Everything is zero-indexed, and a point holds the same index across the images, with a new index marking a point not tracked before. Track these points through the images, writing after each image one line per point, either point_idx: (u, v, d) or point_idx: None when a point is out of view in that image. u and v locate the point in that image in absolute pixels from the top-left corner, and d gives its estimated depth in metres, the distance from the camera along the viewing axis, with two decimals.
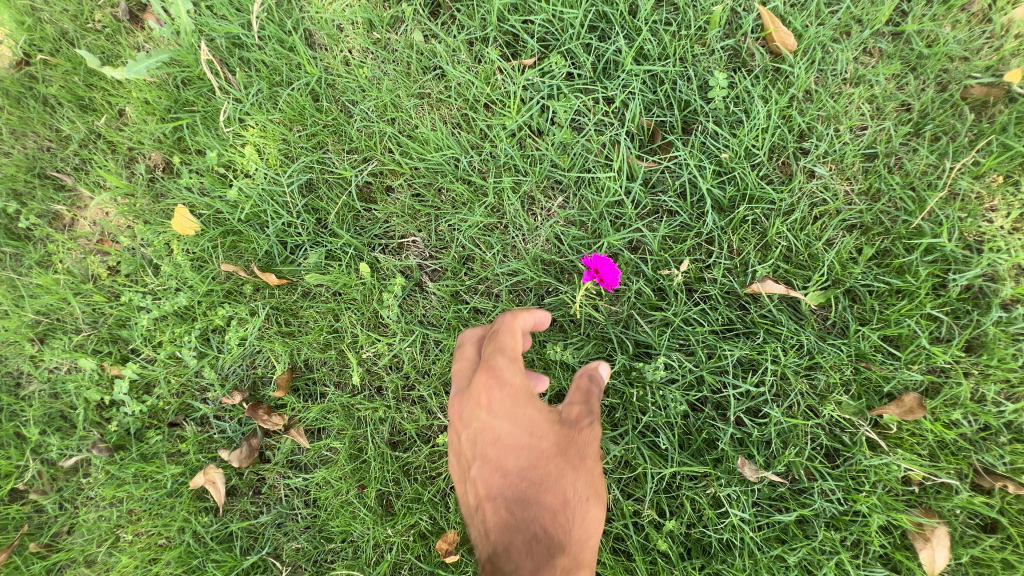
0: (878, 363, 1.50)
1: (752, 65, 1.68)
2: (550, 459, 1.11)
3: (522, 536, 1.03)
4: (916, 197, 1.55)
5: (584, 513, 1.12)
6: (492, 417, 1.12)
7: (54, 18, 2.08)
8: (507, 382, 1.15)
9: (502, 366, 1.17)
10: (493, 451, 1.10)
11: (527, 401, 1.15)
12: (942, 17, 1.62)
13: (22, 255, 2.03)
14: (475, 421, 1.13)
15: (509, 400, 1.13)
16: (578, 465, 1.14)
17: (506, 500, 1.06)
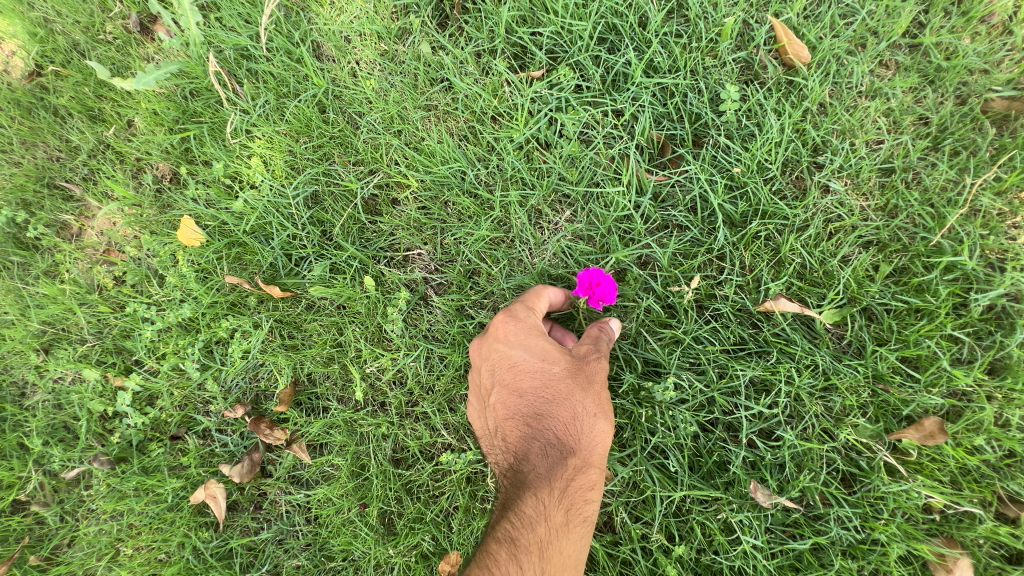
0: (897, 385, 1.45)
1: (765, 77, 1.65)
2: (560, 381, 1.35)
3: (538, 443, 1.35)
4: (936, 214, 1.51)
5: (595, 426, 1.33)
6: (509, 350, 1.40)
7: (66, 30, 2.11)
8: (520, 321, 1.40)
9: (518, 310, 1.43)
10: (512, 376, 1.40)
11: (538, 335, 1.38)
12: (961, 29, 1.59)
13: (29, 265, 2.04)
14: (497, 354, 1.42)
15: (522, 335, 1.39)
16: (586, 387, 1.33)
17: (525, 415, 1.37)
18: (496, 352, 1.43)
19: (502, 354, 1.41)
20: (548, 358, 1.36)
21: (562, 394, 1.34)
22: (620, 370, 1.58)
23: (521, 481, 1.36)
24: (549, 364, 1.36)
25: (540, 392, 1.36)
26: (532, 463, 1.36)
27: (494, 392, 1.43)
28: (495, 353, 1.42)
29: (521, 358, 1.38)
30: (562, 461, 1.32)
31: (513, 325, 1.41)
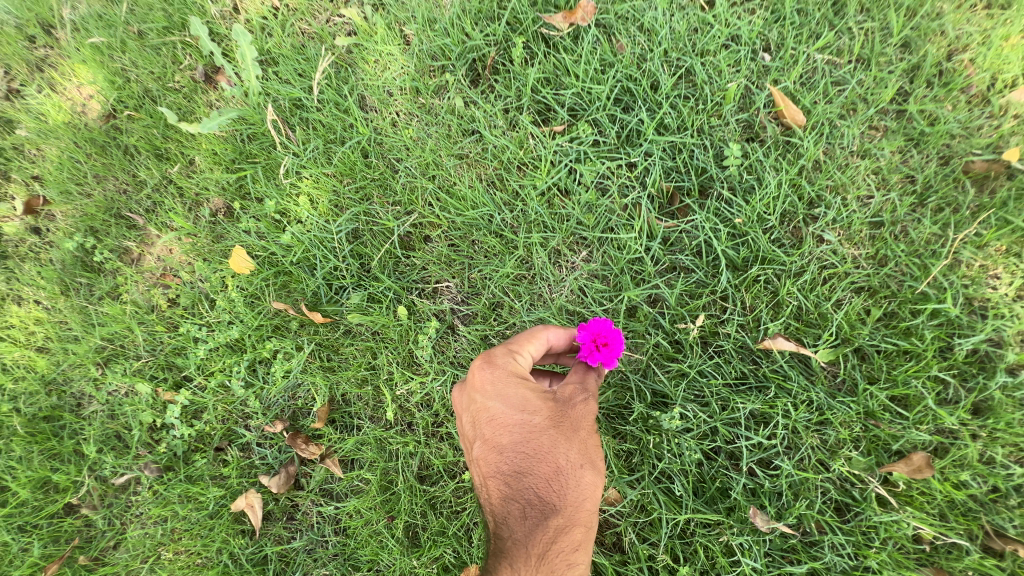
0: (888, 422, 1.57)
1: (765, 136, 1.84)
2: (542, 431, 1.33)
3: (519, 504, 1.33)
4: (922, 264, 1.65)
5: (578, 478, 1.32)
6: (488, 401, 1.40)
7: (140, 79, 2.39)
8: (500, 369, 1.41)
9: (499, 357, 1.45)
10: (491, 428, 1.38)
11: (517, 384, 1.38)
12: (942, 99, 1.79)
13: (94, 286, 2.28)
14: (476, 405, 1.42)
15: (500, 385, 1.39)
16: (569, 437, 1.33)
17: (505, 473, 1.35)
18: (475, 403, 1.43)
19: (480, 405, 1.41)
20: (529, 408, 1.35)
21: (543, 447, 1.33)
22: (630, 399, 1.72)
23: (501, 545, 1.35)
24: (529, 414, 1.35)
25: (520, 445, 1.34)
26: (512, 525, 1.33)
27: (475, 445, 1.41)
28: (474, 404, 1.42)
29: (500, 410, 1.38)
30: (544, 521, 1.30)
31: (492, 374, 1.41)
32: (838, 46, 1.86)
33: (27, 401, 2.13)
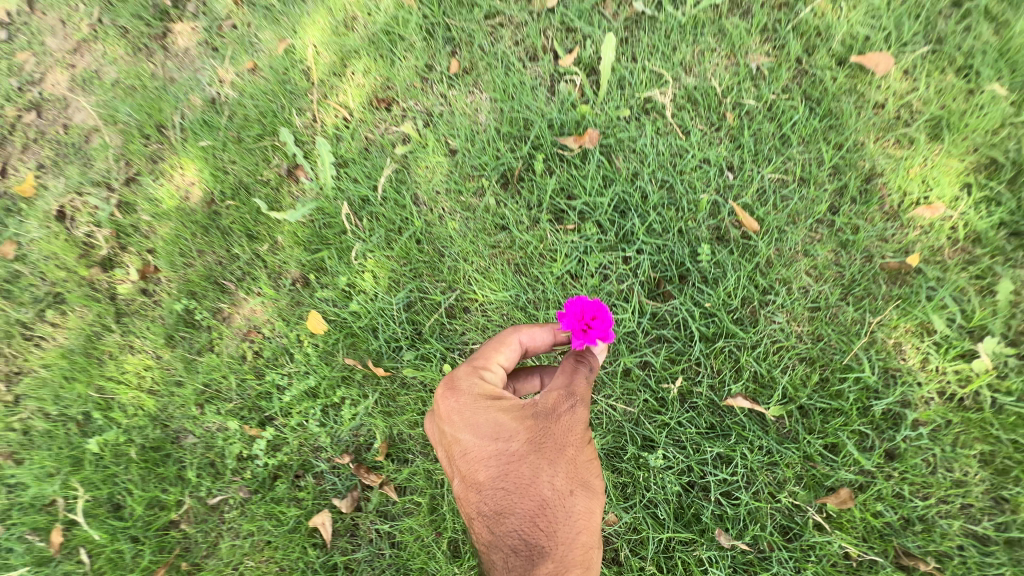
0: (822, 464, 2.06)
1: (729, 238, 2.40)
2: (524, 459, 1.56)
3: (514, 530, 1.53)
4: (848, 341, 2.18)
5: (565, 498, 1.54)
6: (470, 433, 1.64)
7: (237, 173, 3.00)
8: (475, 403, 1.66)
9: (475, 390, 1.70)
10: (478, 459, 1.61)
11: (495, 412, 1.63)
12: (863, 213, 2.35)
13: (193, 339, 2.82)
14: (451, 438, 1.69)
15: (478, 416, 1.64)
16: (551, 461, 1.55)
17: (496, 503, 1.57)
18: (458, 436, 1.68)
19: (460, 436, 1.67)
20: (502, 436, 1.59)
21: (521, 475, 1.56)
22: (625, 442, 2.21)
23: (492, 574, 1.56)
24: (504, 441, 1.59)
25: (498, 474, 1.58)
26: (510, 551, 1.53)
27: (468, 478, 1.64)
28: (449, 437, 1.69)
29: (481, 439, 1.62)
30: (538, 541, 1.51)
31: (469, 408, 1.67)
32: (784, 169, 2.45)
33: (139, 433, 2.67)
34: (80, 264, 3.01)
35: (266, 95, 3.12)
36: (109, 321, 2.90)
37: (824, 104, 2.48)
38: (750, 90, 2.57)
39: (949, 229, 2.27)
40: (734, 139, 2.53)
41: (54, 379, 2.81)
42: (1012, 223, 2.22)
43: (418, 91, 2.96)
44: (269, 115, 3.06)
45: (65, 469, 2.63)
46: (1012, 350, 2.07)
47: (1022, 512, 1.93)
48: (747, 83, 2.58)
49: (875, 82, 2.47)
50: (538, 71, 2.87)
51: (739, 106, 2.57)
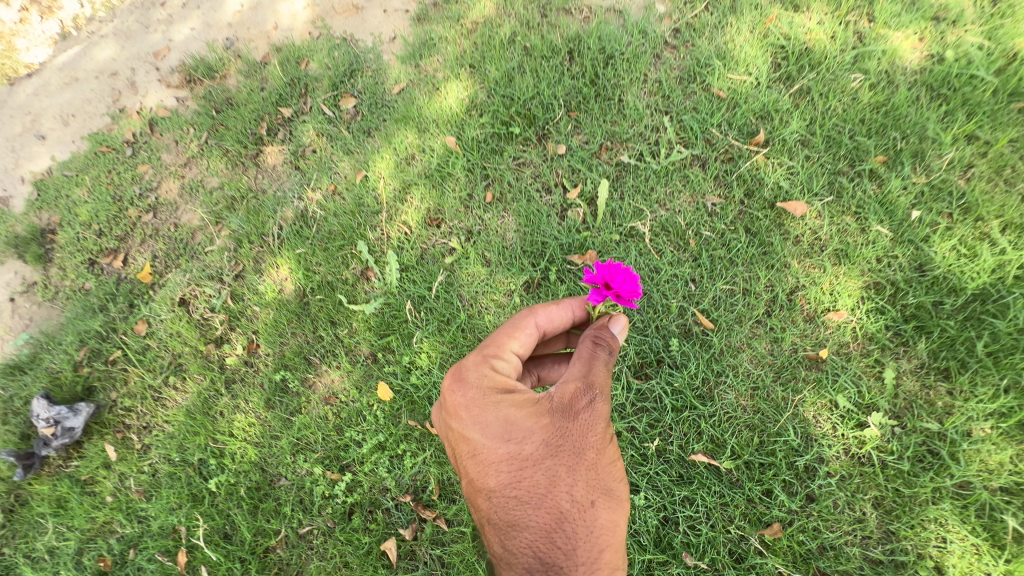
0: (760, 504, 2.86)
1: (694, 332, 3.27)
2: (547, 460, 2.05)
3: (538, 523, 1.98)
4: (779, 413, 3.01)
5: (579, 498, 2.01)
6: (497, 435, 2.13)
7: (323, 273, 3.96)
8: (502, 411, 2.17)
9: (500, 400, 2.20)
10: (505, 460, 2.09)
11: (519, 419, 2.13)
12: (790, 316, 3.24)
13: (286, 402, 3.66)
14: (471, 434, 2.19)
15: (505, 422, 2.15)
16: (567, 464, 2.04)
17: (522, 499, 2.03)
18: (486, 439, 2.15)
19: (488, 440, 2.14)
20: (518, 439, 2.09)
21: (535, 480, 2.04)
22: None
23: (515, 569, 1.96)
24: (519, 446, 2.09)
25: (516, 476, 2.06)
26: (534, 541, 1.96)
27: (496, 477, 2.09)
28: (479, 438, 2.16)
29: (507, 441, 2.11)
30: (559, 532, 1.96)
31: (496, 416, 2.17)
32: (733, 282, 3.36)
33: (245, 476, 3.48)
34: (200, 341, 3.93)
35: (346, 213, 4.13)
36: (220, 387, 3.76)
37: (760, 235, 3.44)
38: (707, 223, 3.53)
39: (851, 330, 3.14)
40: (696, 259, 3.46)
41: (178, 432, 3.67)
42: (895, 326, 3.09)
43: (462, 214, 3.95)
44: (349, 229, 4.05)
45: (187, 504, 3.44)
46: (895, 421, 2.90)
47: (903, 540, 2.70)
48: (705, 218, 3.54)
49: (795, 221, 3.44)
50: (552, 201, 3.87)
51: (699, 234, 3.51)
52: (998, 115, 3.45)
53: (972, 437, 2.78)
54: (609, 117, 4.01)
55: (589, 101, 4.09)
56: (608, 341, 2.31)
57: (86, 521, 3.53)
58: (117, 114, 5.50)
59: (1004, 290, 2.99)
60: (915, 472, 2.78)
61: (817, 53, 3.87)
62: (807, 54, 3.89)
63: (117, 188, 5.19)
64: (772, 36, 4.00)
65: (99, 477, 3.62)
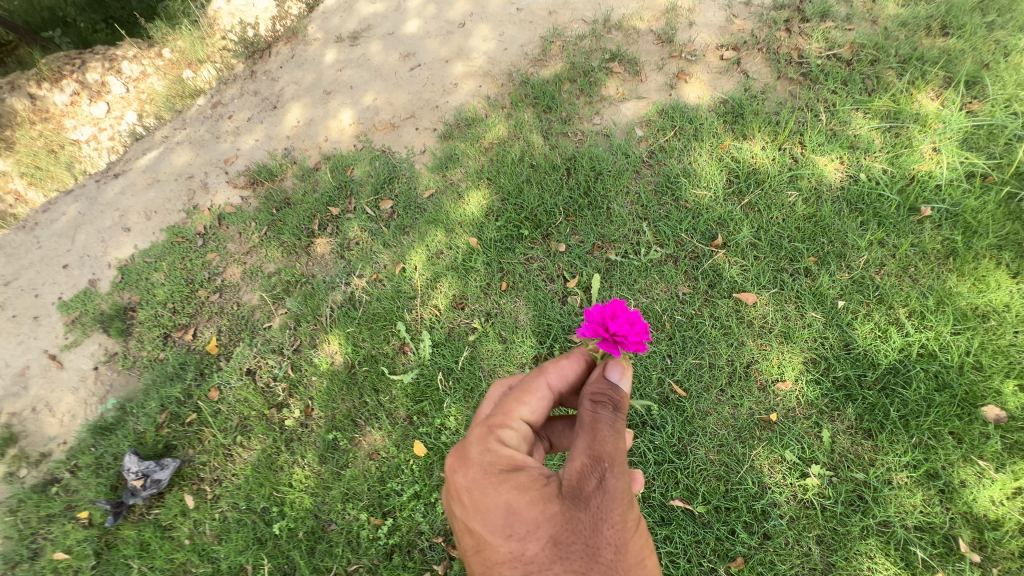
0: (727, 541, 3.56)
1: (671, 399, 4.06)
2: (556, 560, 1.96)
3: None
4: (740, 466, 3.76)
5: None
6: (501, 527, 2.05)
7: (368, 347, 4.82)
8: (506, 497, 2.09)
9: (503, 484, 2.12)
10: (511, 558, 2.00)
11: (524, 508, 2.06)
12: (747, 385, 4.05)
13: (336, 457, 4.41)
14: (475, 525, 2.11)
15: (509, 511, 2.06)
16: (577, 563, 1.96)
17: None
18: (488, 529, 2.07)
19: (492, 531, 2.06)
20: (523, 533, 2.01)
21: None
22: None
23: None
24: (527, 536, 2.01)
25: None
26: None
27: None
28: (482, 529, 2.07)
29: (512, 534, 2.02)
30: None
31: (499, 503, 2.09)
32: (701, 357, 4.20)
33: (303, 521, 4.20)
34: (264, 406, 4.73)
35: (387, 298, 5.06)
36: (281, 444, 4.53)
37: (721, 319, 4.32)
38: (679, 308, 4.43)
39: (796, 396, 3.93)
40: (672, 338, 4.32)
41: (245, 484, 4.40)
42: (829, 393, 3.90)
43: (482, 299, 4.88)
44: (390, 311, 4.96)
45: (254, 546, 4.17)
46: (831, 471, 3.65)
47: (840, 570, 3.39)
48: (678, 304, 4.45)
49: (748, 307, 4.33)
50: (555, 290, 4.81)
51: (673, 318, 4.40)
52: (901, 226, 4.44)
53: (890, 484, 3.55)
54: (600, 222, 5.03)
55: (584, 208, 5.13)
56: (610, 401, 2.46)
57: (167, 561, 4.24)
58: (191, 211, 6.56)
59: (909, 365, 3.85)
60: (847, 513, 3.51)
61: (761, 173, 4.94)
62: (754, 173, 4.96)
63: (189, 273, 6.06)
64: (726, 159, 5.10)
65: (178, 523, 4.34)
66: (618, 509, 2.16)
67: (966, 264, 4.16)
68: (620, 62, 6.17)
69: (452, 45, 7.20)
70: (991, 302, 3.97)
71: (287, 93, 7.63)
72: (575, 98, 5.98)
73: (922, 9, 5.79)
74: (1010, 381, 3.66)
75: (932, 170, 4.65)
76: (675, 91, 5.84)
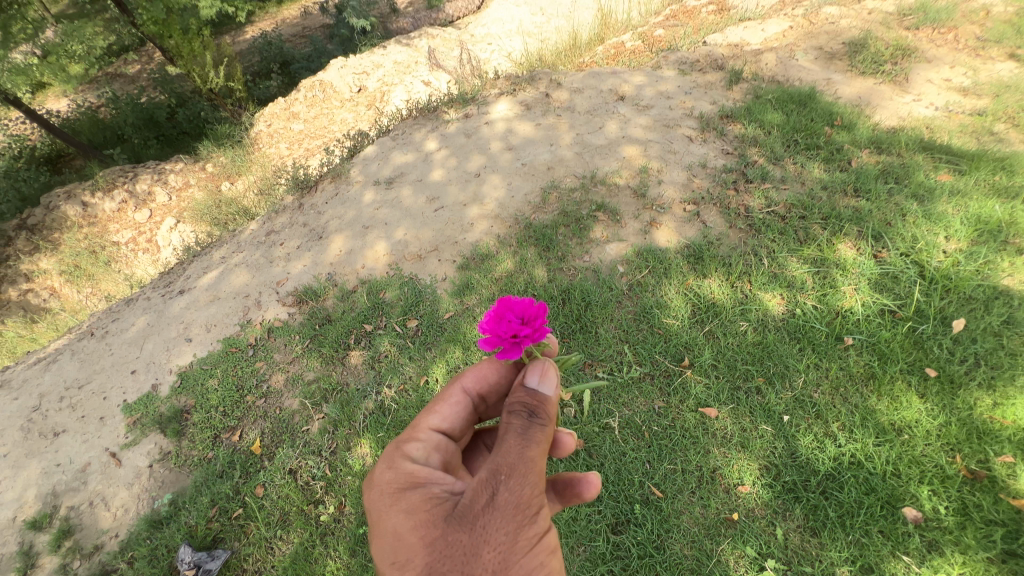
0: None
1: (650, 500, 4.86)
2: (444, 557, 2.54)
3: None
4: (709, 561, 4.46)
5: None
6: (403, 529, 2.72)
7: None
8: (407, 507, 2.78)
9: (408, 495, 2.81)
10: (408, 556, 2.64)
11: (421, 515, 2.72)
12: (714, 488, 4.86)
13: (364, 551, 5.08)
14: (383, 526, 2.81)
15: (409, 517, 2.73)
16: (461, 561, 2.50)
17: None
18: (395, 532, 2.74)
19: (396, 534, 2.74)
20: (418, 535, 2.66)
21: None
22: None
23: None
24: (409, 553, 2.63)
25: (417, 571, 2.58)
26: None
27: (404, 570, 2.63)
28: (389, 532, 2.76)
29: (409, 537, 2.68)
30: None
31: (403, 511, 2.77)
32: (674, 463, 5.05)
33: None
34: (303, 503, 5.49)
35: (413, 407, 6.04)
36: (316, 538, 5.23)
37: (690, 430, 5.24)
38: (655, 420, 5.38)
39: (753, 498, 4.74)
40: (650, 446, 5.22)
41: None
42: (781, 496, 4.71)
43: None
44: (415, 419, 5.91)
45: None
46: (786, 566, 4.35)
47: None
48: (654, 416, 5.40)
49: (712, 419, 5.28)
50: None
51: (651, 428, 5.33)
52: (830, 352, 5.55)
53: None
54: (590, 344, 6.15)
55: (576, 332, 6.28)
56: (525, 409, 2.87)
57: None
58: (245, 324, 7.75)
59: (842, 472, 4.73)
60: None
61: (717, 307, 6.17)
62: (712, 307, 6.19)
63: (239, 380, 7.01)
64: (690, 294, 6.37)
65: None
66: (506, 524, 2.57)
67: (883, 385, 5.19)
68: (604, 211, 7.72)
69: (469, 191, 8.90)
70: (905, 417, 4.95)
71: (331, 226, 9.23)
72: (569, 239, 7.43)
73: (838, 177, 7.46)
74: (924, 486, 4.51)
75: (851, 307, 5.88)
76: (649, 235, 7.29)
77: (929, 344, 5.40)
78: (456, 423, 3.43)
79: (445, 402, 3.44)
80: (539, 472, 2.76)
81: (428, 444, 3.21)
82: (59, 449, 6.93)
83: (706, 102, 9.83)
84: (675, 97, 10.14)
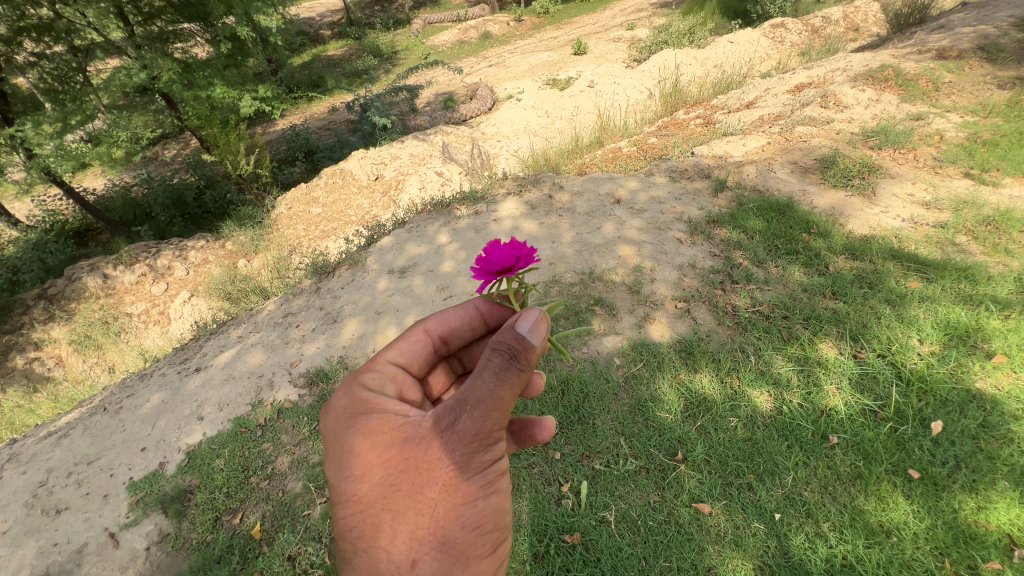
0: None
1: None
2: (404, 463, 3.35)
3: (389, 507, 3.27)
4: None
5: (425, 494, 3.24)
6: (366, 441, 3.51)
7: None
8: (370, 425, 3.58)
9: (370, 417, 3.63)
10: (371, 460, 3.44)
11: (383, 433, 3.52)
12: None
13: None
14: (346, 437, 3.63)
15: (371, 433, 3.54)
16: (417, 467, 3.30)
17: (383, 488, 3.33)
18: (359, 442, 3.53)
19: (358, 444, 3.53)
20: (380, 447, 3.47)
21: (373, 498, 3.34)
22: None
23: (373, 533, 3.25)
24: (375, 459, 3.44)
25: (379, 470, 3.40)
26: (385, 518, 3.26)
27: (368, 471, 3.42)
28: (353, 442, 3.56)
29: (371, 448, 3.48)
30: (401, 515, 3.24)
31: (369, 428, 3.57)
32: (670, 560, 5.12)
33: None
34: None
35: None
36: None
37: (685, 526, 5.36)
38: (651, 515, 5.51)
39: None
40: (647, 541, 5.30)
41: None
42: None
43: None
44: None
45: None
46: None
47: None
48: (651, 511, 5.54)
49: (706, 515, 5.42)
50: (551, 492, 5.93)
51: (647, 523, 5.45)
52: (817, 450, 5.81)
53: None
54: (588, 434, 6.42)
55: (575, 422, 6.58)
56: (508, 350, 3.33)
57: None
58: (256, 404, 8.07)
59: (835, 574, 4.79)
60: None
61: (708, 402, 6.52)
62: (704, 402, 6.55)
63: (246, 460, 7.17)
64: (683, 388, 6.74)
65: None
66: (462, 447, 3.22)
67: (869, 485, 5.40)
68: (602, 305, 8.33)
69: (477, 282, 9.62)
70: (893, 519, 5.10)
71: (346, 310, 9.86)
72: (569, 331, 7.95)
73: (816, 281, 8.12)
74: None
75: (834, 406, 6.24)
76: (643, 330, 7.82)
77: (911, 445, 5.67)
78: (411, 357, 4.40)
79: (407, 340, 4.40)
80: (505, 408, 3.32)
81: (384, 375, 4.07)
82: (59, 527, 6.96)
83: (694, 207, 10.84)
84: (666, 202, 11.20)
